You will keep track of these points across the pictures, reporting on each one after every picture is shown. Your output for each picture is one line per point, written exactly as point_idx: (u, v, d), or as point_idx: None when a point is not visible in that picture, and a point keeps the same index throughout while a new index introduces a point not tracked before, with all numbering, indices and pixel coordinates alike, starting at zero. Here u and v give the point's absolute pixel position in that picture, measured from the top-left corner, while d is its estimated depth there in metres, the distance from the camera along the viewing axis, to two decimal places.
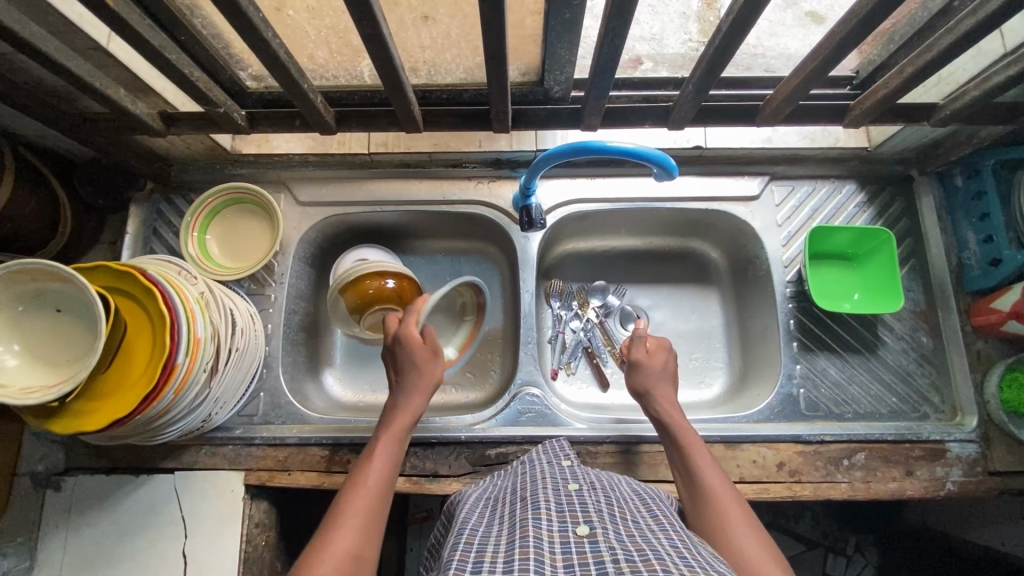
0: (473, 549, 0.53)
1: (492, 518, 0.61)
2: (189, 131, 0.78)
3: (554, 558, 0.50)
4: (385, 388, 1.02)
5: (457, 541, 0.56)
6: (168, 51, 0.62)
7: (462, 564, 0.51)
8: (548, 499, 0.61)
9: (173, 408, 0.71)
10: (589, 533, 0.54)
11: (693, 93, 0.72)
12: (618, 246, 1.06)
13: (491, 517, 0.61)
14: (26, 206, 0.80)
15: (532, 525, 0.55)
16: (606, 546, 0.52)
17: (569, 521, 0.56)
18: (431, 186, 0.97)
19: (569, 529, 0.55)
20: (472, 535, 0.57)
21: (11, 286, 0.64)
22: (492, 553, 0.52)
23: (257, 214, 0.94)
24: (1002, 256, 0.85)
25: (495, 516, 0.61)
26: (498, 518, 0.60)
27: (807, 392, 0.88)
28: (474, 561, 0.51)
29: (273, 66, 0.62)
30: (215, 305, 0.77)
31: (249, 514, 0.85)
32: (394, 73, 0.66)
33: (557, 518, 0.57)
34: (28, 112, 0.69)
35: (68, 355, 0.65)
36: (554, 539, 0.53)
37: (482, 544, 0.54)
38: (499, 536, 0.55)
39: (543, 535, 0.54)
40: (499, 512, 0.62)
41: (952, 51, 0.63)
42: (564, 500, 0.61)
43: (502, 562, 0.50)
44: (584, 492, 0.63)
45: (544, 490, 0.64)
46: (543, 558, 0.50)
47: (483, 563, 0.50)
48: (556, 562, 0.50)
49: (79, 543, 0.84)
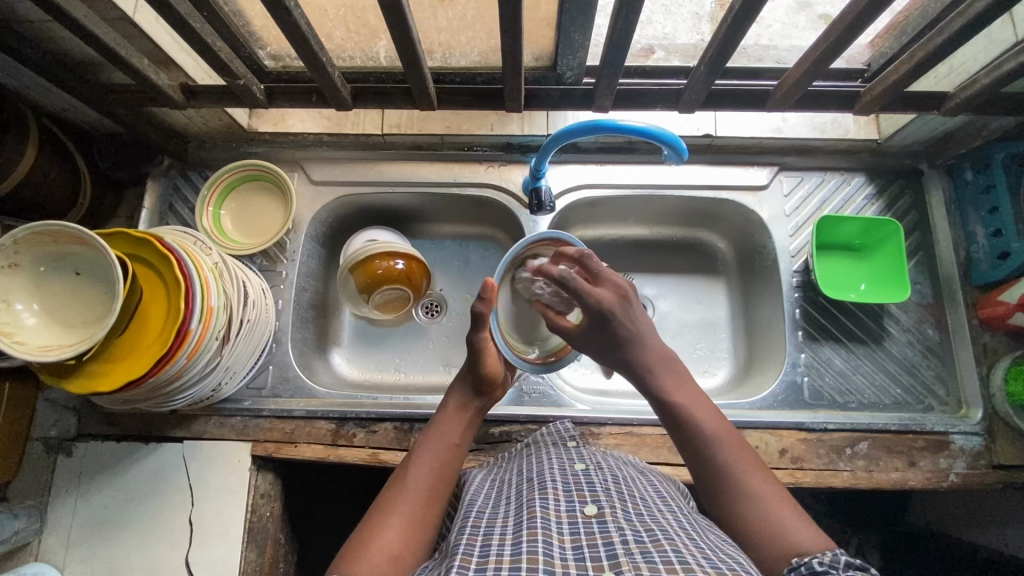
0: (480, 532, 0.54)
1: (499, 499, 0.62)
2: (208, 104, 0.80)
3: (562, 540, 0.51)
4: (391, 369, 1.02)
5: (465, 523, 0.56)
6: (193, 20, 0.64)
7: (470, 547, 0.51)
8: (554, 479, 0.62)
9: (186, 373, 0.73)
10: (596, 513, 0.55)
11: (704, 76, 0.73)
12: (626, 235, 1.07)
13: (497, 499, 0.62)
14: (49, 175, 0.82)
15: (540, 507, 0.56)
16: (614, 526, 0.52)
17: (577, 501, 0.57)
18: (443, 169, 0.98)
19: (576, 508, 0.56)
20: (479, 518, 0.57)
21: (34, 247, 0.66)
22: (500, 536, 0.52)
23: (272, 191, 0.96)
24: (1010, 249, 0.84)
25: (501, 497, 0.62)
26: (506, 500, 0.61)
27: (811, 381, 0.89)
28: (482, 544, 0.52)
29: (294, 36, 0.64)
30: (228, 275, 0.79)
31: (255, 485, 0.86)
32: (411, 48, 0.68)
33: (564, 498, 0.58)
34: (56, 80, 0.71)
35: (87, 317, 0.67)
36: (562, 520, 0.54)
37: (489, 526, 0.55)
38: (506, 519, 0.56)
39: (550, 515, 0.55)
40: (506, 493, 0.63)
41: (962, 35, 0.64)
42: (571, 479, 0.62)
43: (510, 545, 0.50)
44: (591, 472, 0.64)
45: (550, 471, 0.65)
46: (552, 540, 0.51)
47: (492, 545, 0.51)
48: (565, 544, 0.50)
49: (87, 508, 0.85)
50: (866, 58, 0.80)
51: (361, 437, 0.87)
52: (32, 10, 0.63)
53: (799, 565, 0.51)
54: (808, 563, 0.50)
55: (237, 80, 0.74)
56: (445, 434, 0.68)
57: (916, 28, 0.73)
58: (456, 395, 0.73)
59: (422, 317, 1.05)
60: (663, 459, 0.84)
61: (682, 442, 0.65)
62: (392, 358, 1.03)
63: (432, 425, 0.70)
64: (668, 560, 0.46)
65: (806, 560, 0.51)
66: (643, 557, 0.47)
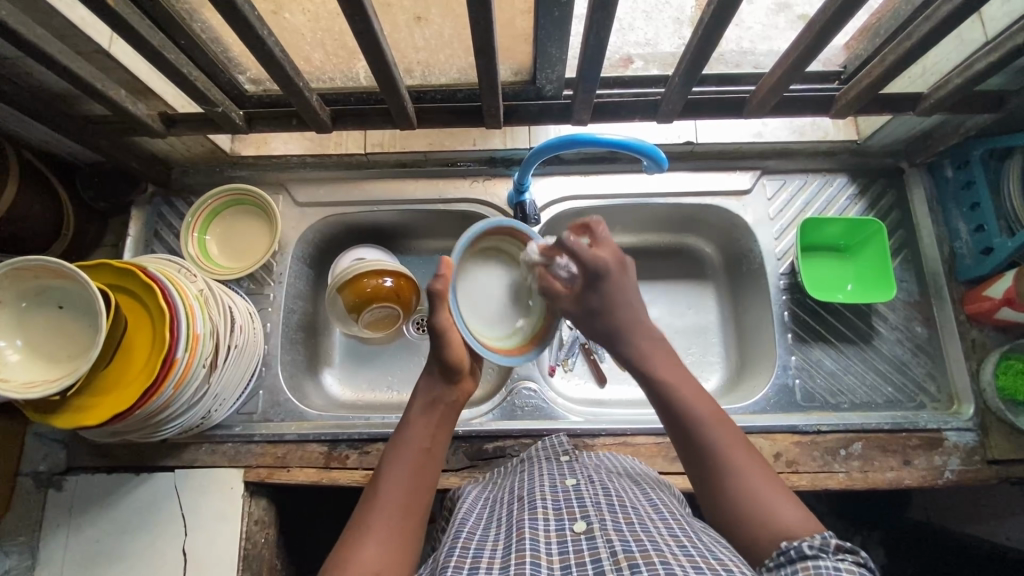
0: (469, 554, 0.53)
1: (490, 521, 0.61)
2: (189, 132, 0.80)
3: (551, 560, 0.51)
4: (383, 388, 1.02)
5: (454, 544, 0.56)
6: (168, 51, 0.64)
7: (459, 569, 0.51)
8: (545, 498, 0.62)
9: (173, 403, 0.72)
10: (585, 530, 0.54)
11: (680, 86, 0.74)
12: (614, 243, 1.07)
13: (489, 519, 0.62)
14: (30, 209, 0.82)
15: (529, 527, 0.56)
16: (603, 541, 0.52)
17: (566, 518, 0.57)
18: (427, 185, 0.98)
19: (565, 527, 0.55)
20: (469, 539, 0.57)
21: (16, 283, 0.65)
22: (488, 560, 0.52)
23: (257, 215, 0.96)
24: (993, 244, 0.84)
25: (493, 518, 0.62)
26: (497, 521, 0.60)
27: (802, 383, 0.89)
28: (470, 566, 0.51)
29: (270, 64, 0.64)
30: (214, 302, 0.78)
31: (249, 512, 0.85)
32: (387, 71, 0.68)
33: (553, 517, 0.57)
34: (34, 115, 0.71)
35: (71, 351, 0.67)
36: (551, 539, 0.54)
37: (478, 548, 0.55)
38: (496, 541, 0.55)
39: (539, 536, 0.54)
40: (497, 514, 0.62)
41: (932, 36, 0.64)
42: (561, 497, 0.61)
43: (499, 568, 0.50)
44: (581, 487, 0.63)
45: (541, 488, 0.64)
46: (540, 561, 0.50)
47: (480, 569, 0.50)
48: (554, 564, 0.50)
49: (79, 543, 0.84)
50: (842, 61, 0.81)
51: (354, 459, 0.86)
52: (6, 47, 0.64)
53: (788, 549, 0.50)
54: (797, 547, 0.49)
55: (216, 107, 0.74)
56: (415, 438, 0.67)
57: (890, 29, 0.73)
58: (424, 395, 0.70)
59: (413, 332, 1.04)
60: (657, 468, 0.84)
61: (667, 417, 0.65)
62: (384, 377, 1.02)
63: (402, 432, 0.68)
64: (655, 573, 0.46)
65: (795, 544, 0.50)
66: (630, 572, 0.47)
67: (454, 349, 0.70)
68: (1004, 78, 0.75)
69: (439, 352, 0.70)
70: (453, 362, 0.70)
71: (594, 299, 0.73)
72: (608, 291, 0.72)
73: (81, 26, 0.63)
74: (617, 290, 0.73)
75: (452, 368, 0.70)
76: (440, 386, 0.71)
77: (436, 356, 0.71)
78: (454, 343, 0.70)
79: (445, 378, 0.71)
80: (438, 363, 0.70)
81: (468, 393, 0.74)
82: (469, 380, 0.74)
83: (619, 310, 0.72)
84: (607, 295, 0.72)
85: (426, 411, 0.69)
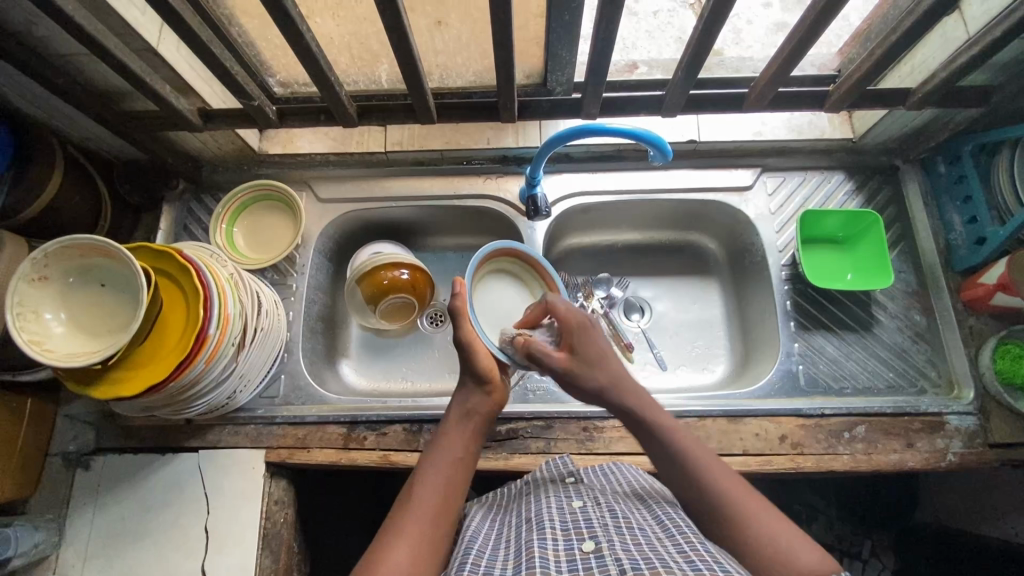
0: (480, 572, 0.56)
1: (498, 541, 0.62)
2: (225, 127, 0.85)
3: None
4: (397, 378, 1.05)
5: (463, 561, 0.58)
6: (212, 45, 0.70)
7: None
8: (552, 518, 0.63)
9: (203, 379, 0.76)
10: (595, 549, 0.56)
11: (682, 80, 0.78)
12: (621, 240, 1.11)
13: (497, 540, 0.63)
14: (71, 199, 0.87)
15: (538, 547, 0.57)
16: (612, 560, 0.54)
17: (574, 539, 0.58)
18: (443, 182, 1.04)
19: (574, 546, 0.57)
20: (478, 557, 0.59)
21: (61, 261, 0.70)
22: None
23: (283, 210, 1.01)
24: (985, 235, 0.88)
25: (501, 539, 0.63)
26: (505, 541, 0.62)
27: (806, 369, 0.92)
28: None
29: (306, 58, 0.70)
30: (243, 286, 0.83)
31: (269, 492, 0.88)
32: (413, 67, 0.74)
33: (562, 537, 0.59)
34: (84, 108, 0.77)
35: (111, 327, 0.71)
36: (560, 559, 0.55)
37: (488, 568, 0.57)
38: (506, 561, 0.57)
39: (548, 554, 0.56)
40: (505, 534, 0.64)
41: (914, 31, 0.70)
42: (569, 518, 0.62)
43: None
44: (588, 508, 0.64)
45: (548, 509, 0.65)
46: None
47: None
48: None
49: (105, 520, 0.87)
50: (836, 65, 0.86)
51: (372, 440, 0.89)
52: (65, 43, 0.70)
53: None
54: None
55: (251, 101, 0.79)
56: (450, 449, 0.69)
57: (878, 33, 0.79)
58: (460, 405, 0.74)
59: (427, 326, 1.08)
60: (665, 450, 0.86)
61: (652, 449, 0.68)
62: (399, 368, 1.06)
63: (436, 443, 0.71)
64: None
65: None
66: None
67: (483, 359, 0.75)
68: (988, 75, 0.80)
69: (471, 365, 0.75)
70: (480, 368, 0.75)
71: (582, 351, 0.75)
72: (586, 342, 0.76)
73: (134, 24, 0.69)
74: (593, 346, 0.76)
75: (483, 380, 0.75)
76: (477, 398, 0.74)
77: (468, 368, 0.75)
78: (479, 354, 0.75)
79: (479, 389, 0.75)
80: (470, 373, 0.75)
81: (499, 407, 0.76)
82: (500, 392, 0.76)
83: (603, 357, 0.75)
84: (588, 345, 0.76)
85: (460, 427, 0.72)
